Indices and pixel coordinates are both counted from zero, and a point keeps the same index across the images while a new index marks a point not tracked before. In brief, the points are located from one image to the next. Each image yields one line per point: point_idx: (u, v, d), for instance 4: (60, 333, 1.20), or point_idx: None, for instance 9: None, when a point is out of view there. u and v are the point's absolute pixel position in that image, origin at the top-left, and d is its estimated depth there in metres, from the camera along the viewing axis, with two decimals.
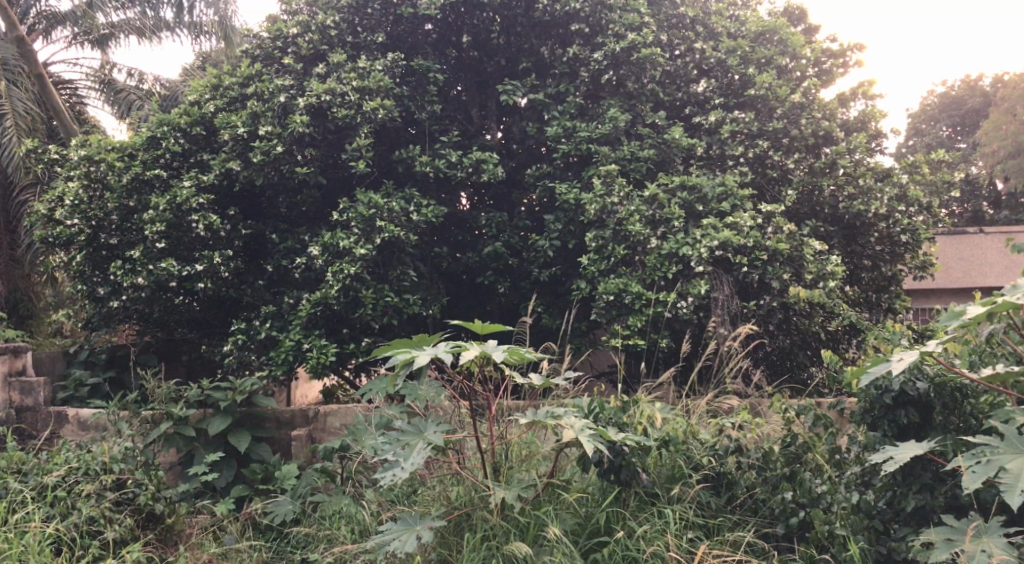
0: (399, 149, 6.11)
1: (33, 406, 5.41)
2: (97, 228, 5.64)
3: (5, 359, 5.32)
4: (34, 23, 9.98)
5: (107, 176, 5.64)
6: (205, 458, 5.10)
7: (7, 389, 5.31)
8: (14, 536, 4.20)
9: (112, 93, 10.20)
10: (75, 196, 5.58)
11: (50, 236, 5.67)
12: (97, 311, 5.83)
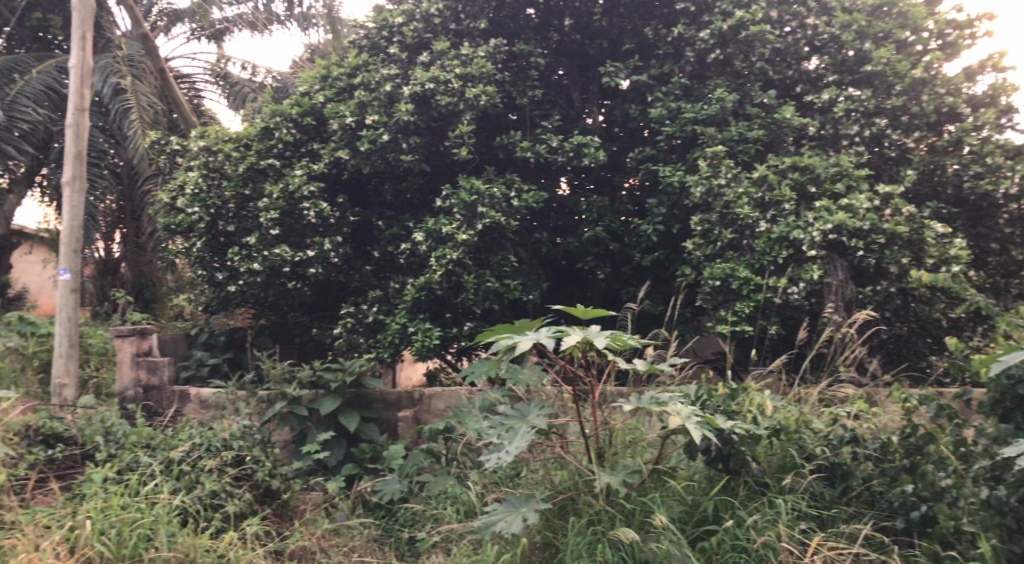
0: (500, 135, 6.12)
1: (160, 385, 5.67)
2: (216, 215, 5.83)
3: (134, 341, 5.67)
4: (156, 20, 10.44)
5: (225, 165, 5.85)
6: (318, 437, 5.24)
7: (135, 367, 5.62)
8: (145, 506, 4.53)
9: (228, 87, 10.60)
10: (195, 183, 5.78)
11: (173, 224, 5.98)
12: (216, 296, 6.09)
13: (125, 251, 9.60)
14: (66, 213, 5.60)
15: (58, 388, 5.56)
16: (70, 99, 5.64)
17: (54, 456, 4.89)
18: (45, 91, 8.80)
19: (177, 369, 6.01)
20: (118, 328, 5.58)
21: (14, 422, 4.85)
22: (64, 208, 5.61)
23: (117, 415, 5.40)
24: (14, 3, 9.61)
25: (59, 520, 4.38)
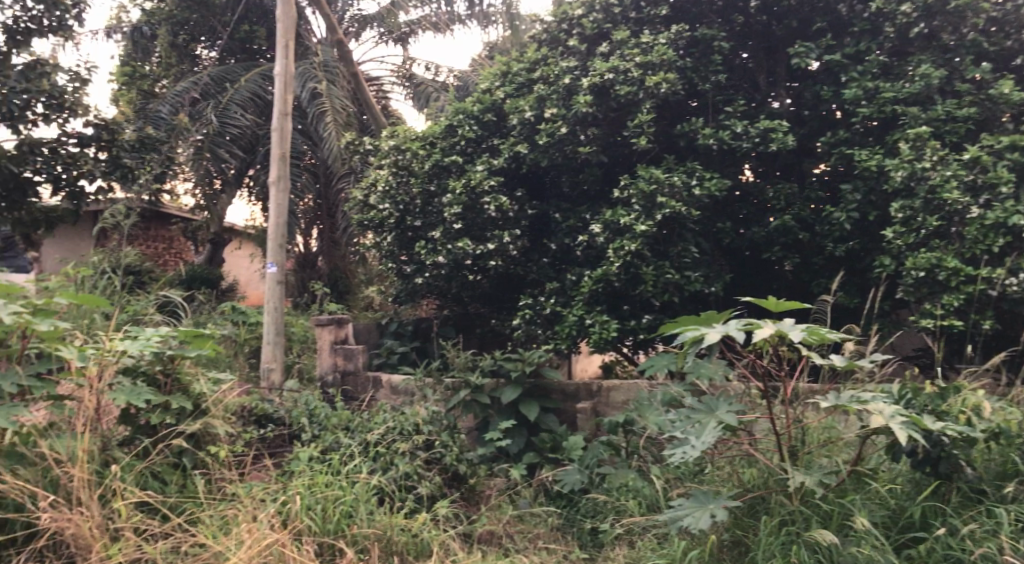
0: (680, 122, 6.03)
1: (355, 370, 6.01)
2: (404, 211, 6.13)
3: (333, 329, 6.06)
4: (348, 27, 11.10)
5: (413, 163, 6.12)
6: (500, 425, 5.39)
7: (334, 354, 6.01)
8: (347, 484, 4.86)
9: (413, 87, 11.10)
10: (386, 182, 6.11)
11: (366, 219, 6.36)
12: (404, 288, 6.44)
13: (322, 246, 10.43)
14: (273, 211, 6.02)
15: (267, 371, 6.07)
16: (274, 104, 6.05)
17: (267, 436, 5.41)
18: (253, 97, 10.40)
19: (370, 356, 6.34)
20: (318, 318, 5.99)
21: (233, 402, 5.36)
22: (270, 206, 6.04)
23: (319, 398, 5.81)
24: (227, 18, 11.60)
25: (273, 494, 4.79)
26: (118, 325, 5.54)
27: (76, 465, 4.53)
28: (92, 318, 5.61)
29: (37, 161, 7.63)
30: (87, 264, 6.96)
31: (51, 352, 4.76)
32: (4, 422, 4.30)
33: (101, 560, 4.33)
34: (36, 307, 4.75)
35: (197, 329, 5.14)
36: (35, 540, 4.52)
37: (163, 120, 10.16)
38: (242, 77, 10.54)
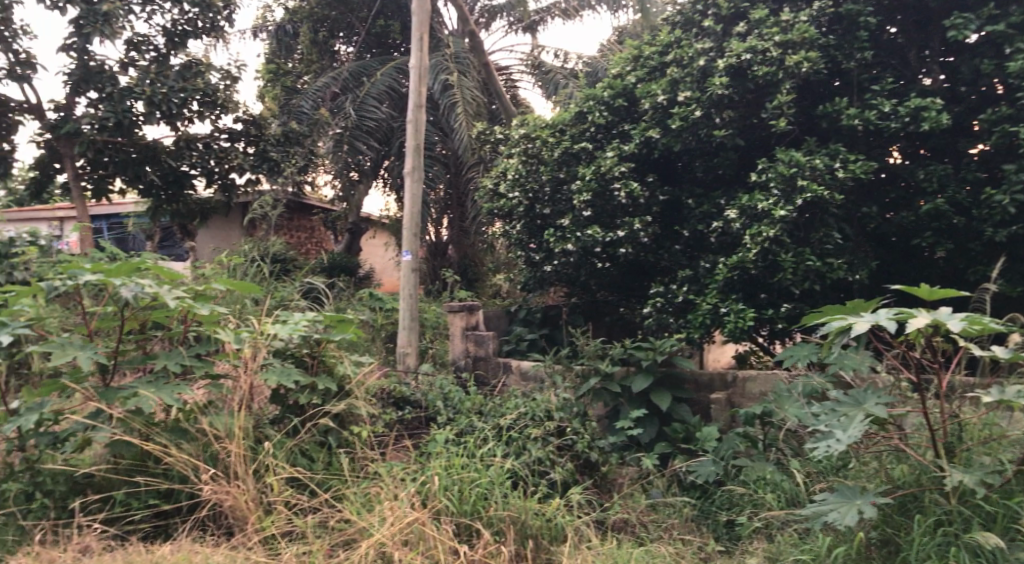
0: (823, 103, 5.84)
1: (486, 355, 6.16)
2: (533, 199, 6.35)
3: (464, 315, 6.23)
4: (479, 18, 11.35)
5: (542, 151, 6.33)
6: (631, 414, 5.37)
7: (466, 340, 6.18)
8: (482, 467, 4.98)
9: (542, 75, 11.19)
10: (515, 170, 6.39)
11: (494, 208, 6.71)
12: (532, 276, 6.59)
13: (453, 236, 10.83)
14: (408, 200, 6.14)
15: (402, 355, 6.31)
16: (410, 96, 6.18)
17: (405, 418, 5.62)
18: (388, 90, 10.63)
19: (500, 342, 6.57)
20: (451, 305, 6.18)
21: (374, 385, 5.60)
22: (405, 196, 6.18)
23: (454, 382, 5.99)
24: (364, 14, 12.20)
25: (412, 475, 4.97)
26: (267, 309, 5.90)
27: (233, 442, 4.85)
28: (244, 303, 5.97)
29: (192, 155, 9.64)
30: (240, 252, 7.45)
31: (210, 334, 5.12)
32: (170, 399, 4.65)
33: (256, 532, 4.67)
34: (196, 292, 5.09)
35: (341, 314, 5.39)
36: (198, 510, 4.89)
37: (305, 114, 10.62)
38: (377, 70, 10.78)
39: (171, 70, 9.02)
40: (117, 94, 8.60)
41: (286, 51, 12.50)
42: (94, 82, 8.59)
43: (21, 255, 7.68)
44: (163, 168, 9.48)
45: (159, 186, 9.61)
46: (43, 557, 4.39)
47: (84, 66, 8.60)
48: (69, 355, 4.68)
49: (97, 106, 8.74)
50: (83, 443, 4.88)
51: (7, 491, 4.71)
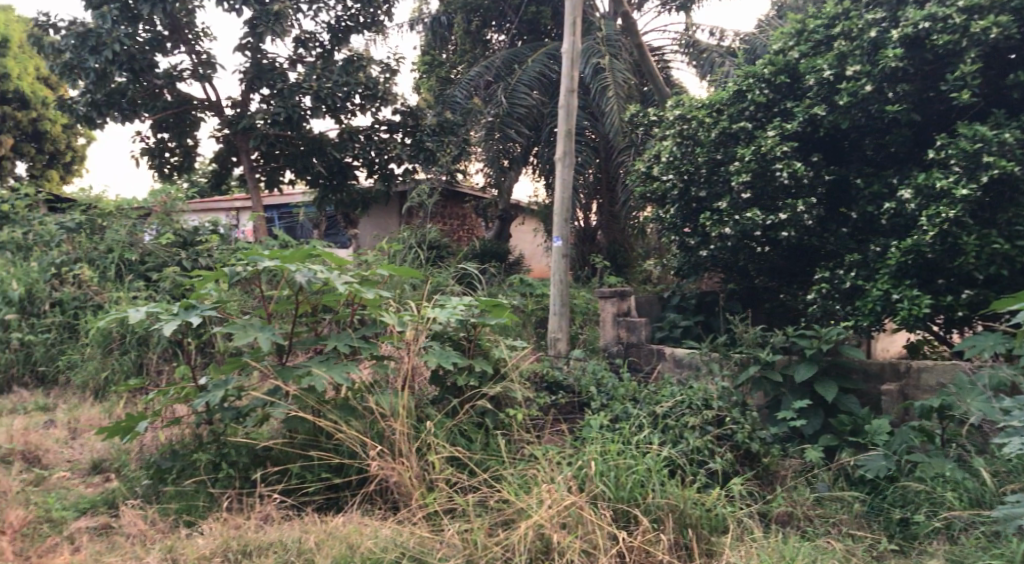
0: (1013, 71, 5.46)
1: (638, 342, 6.35)
2: (688, 181, 6.63)
3: (615, 301, 6.55)
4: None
5: (698, 132, 6.60)
6: (793, 405, 5.17)
7: (619, 326, 6.43)
8: (639, 454, 4.95)
9: (696, 54, 10.98)
10: (670, 152, 6.69)
11: (648, 192, 7.04)
12: (685, 260, 6.86)
13: (602, 220, 11.03)
14: (559, 187, 6.22)
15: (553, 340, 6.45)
16: (563, 82, 6.24)
17: (559, 402, 5.70)
18: (539, 76, 10.77)
19: (653, 329, 6.79)
20: (602, 291, 6.51)
21: (528, 368, 5.68)
22: (556, 182, 6.26)
23: (607, 367, 6.06)
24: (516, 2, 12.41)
25: (567, 459, 5.01)
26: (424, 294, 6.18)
27: (398, 421, 5.09)
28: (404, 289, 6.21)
29: (354, 147, 10.25)
30: (399, 239, 7.68)
31: (375, 318, 5.38)
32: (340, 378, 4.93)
33: (420, 508, 4.85)
34: (363, 278, 5.36)
35: (496, 299, 5.51)
36: (366, 485, 5.17)
37: (460, 104, 11.11)
38: (529, 57, 10.95)
39: (335, 65, 9.77)
40: (288, 90, 9.41)
41: (439, 43, 13.01)
42: (265, 79, 9.55)
43: (206, 243, 8.36)
44: (327, 160, 10.25)
45: (325, 176, 10.43)
46: (231, 523, 4.78)
47: (259, 64, 9.56)
48: (250, 335, 5.03)
49: (269, 101, 9.63)
50: (263, 418, 5.27)
51: (199, 460, 5.17)
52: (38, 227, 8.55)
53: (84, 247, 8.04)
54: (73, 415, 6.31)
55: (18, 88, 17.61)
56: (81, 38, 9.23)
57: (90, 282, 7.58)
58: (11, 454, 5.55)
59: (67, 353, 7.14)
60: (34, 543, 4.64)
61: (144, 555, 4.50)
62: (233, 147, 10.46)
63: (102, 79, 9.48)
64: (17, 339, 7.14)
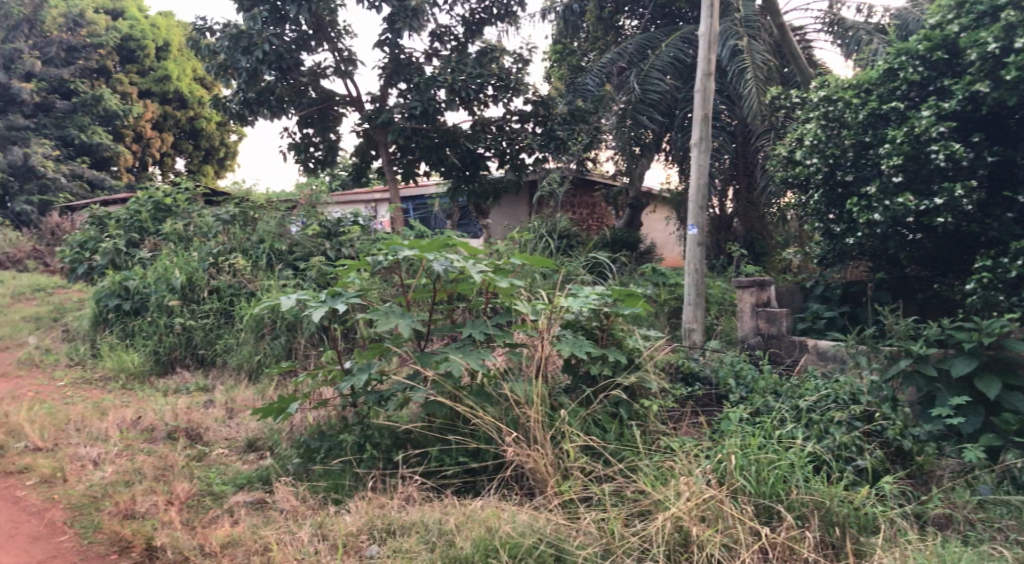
0: None
1: (779, 333, 6.26)
2: (834, 165, 6.79)
3: (754, 291, 6.44)
4: None
5: (845, 114, 6.71)
6: (951, 401, 4.92)
7: (757, 317, 6.33)
8: (782, 448, 4.81)
9: (841, 31, 10.56)
10: (814, 136, 6.85)
11: (791, 176, 7.26)
12: (832, 247, 7.11)
13: (739, 207, 11.15)
14: (694, 174, 6.58)
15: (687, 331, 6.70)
16: (699, 66, 6.57)
17: (696, 394, 5.67)
18: (674, 61, 10.74)
19: (795, 319, 6.83)
20: (740, 281, 6.44)
21: (663, 359, 5.63)
22: (692, 167, 6.61)
23: (745, 360, 5.99)
24: None
25: (705, 451, 4.91)
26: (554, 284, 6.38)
27: (533, 408, 5.13)
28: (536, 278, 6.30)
29: (487, 138, 10.42)
30: (530, 228, 7.88)
31: (508, 306, 5.44)
32: (476, 364, 5.04)
33: (556, 495, 4.86)
34: (497, 267, 5.44)
35: (630, 289, 5.46)
36: (503, 470, 5.25)
37: (591, 91, 11.00)
38: (664, 42, 10.89)
39: (469, 58, 10.03)
40: (424, 84, 9.73)
41: (571, 31, 12.70)
42: (403, 74, 10.05)
43: (348, 233, 8.89)
44: (461, 152, 10.46)
45: (458, 167, 10.66)
46: (376, 502, 4.98)
47: (397, 59, 10.03)
48: (391, 322, 5.20)
49: (407, 95, 10.04)
50: (403, 402, 5.47)
51: (345, 440, 5.42)
52: (196, 219, 9.17)
53: (237, 238, 8.60)
54: (229, 395, 6.72)
55: (176, 89, 20.06)
56: (234, 39, 9.64)
57: (243, 270, 8.06)
58: (177, 431, 5.99)
59: (223, 337, 7.56)
60: (199, 513, 5.00)
61: (297, 529, 4.75)
62: (371, 141, 10.96)
63: (253, 79, 9.90)
64: (180, 324, 7.56)
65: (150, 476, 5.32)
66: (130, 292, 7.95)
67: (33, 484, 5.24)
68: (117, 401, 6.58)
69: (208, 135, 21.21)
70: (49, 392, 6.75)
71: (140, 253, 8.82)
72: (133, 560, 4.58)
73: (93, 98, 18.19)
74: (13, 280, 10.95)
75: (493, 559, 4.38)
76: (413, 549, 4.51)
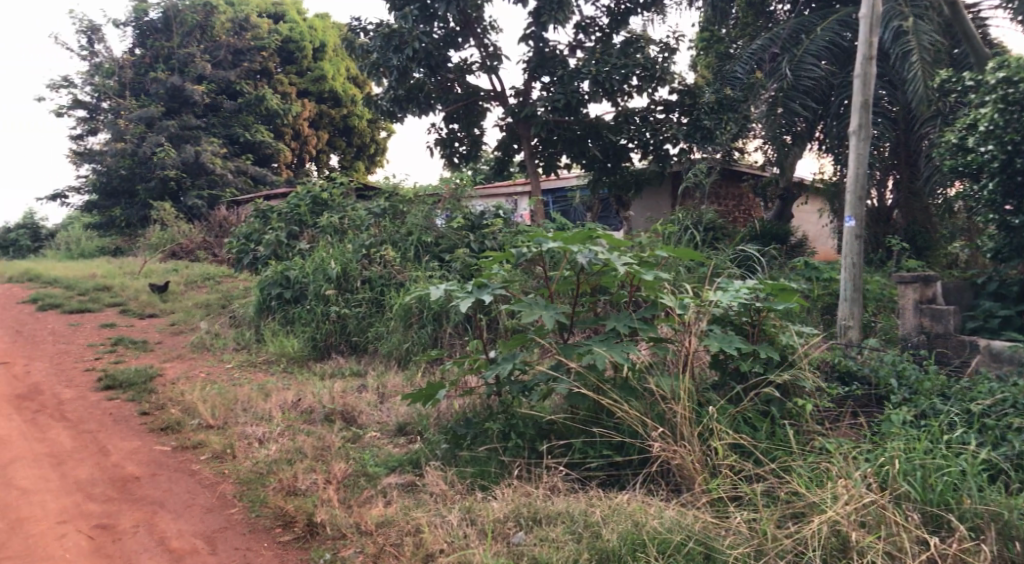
0: None
1: (944, 332, 5.98)
2: (1013, 152, 6.41)
3: (917, 288, 6.18)
4: None
5: None
6: None
7: (921, 315, 6.07)
8: (951, 454, 4.55)
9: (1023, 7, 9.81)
10: (991, 121, 6.48)
11: (961, 164, 6.96)
12: (1010, 242, 6.80)
13: (900, 198, 10.84)
14: (852, 160, 6.65)
15: (843, 327, 6.69)
16: (859, 49, 6.55)
17: (854, 394, 5.47)
18: (830, 45, 10.07)
19: (965, 318, 6.72)
20: (902, 276, 6.20)
21: (816, 356, 5.46)
22: (850, 155, 6.67)
23: (907, 359, 5.73)
24: None
25: (865, 454, 4.70)
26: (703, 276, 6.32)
27: (680, 404, 5.05)
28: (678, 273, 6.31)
29: (630, 129, 10.96)
30: (675, 220, 7.90)
31: (653, 299, 5.38)
32: (621, 358, 4.99)
33: (704, 492, 4.78)
34: (642, 260, 5.35)
35: (783, 283, 5.28)
36: (648, 465, 5.19)
37: (739, 80, 10.70)
38: (818, 26, 10.18)
39: (614, 48, 10.23)
40: (568, 77, 10.19)
41: (720, 18, 12.30)
42: (547, 67, 10.56)
43: (491, 226, 8.92)
44: (603, 143, 11.15)
45: (600, 159, 11.32)
46: (522, 490, 5.04)
47: (541, 53, 10.62)
48: (535, 314, 5.23)
49: (551, 87, 10.57)
50: (547, 393, 5.51)
51: (491, 428, 5.55)
52: (350, 214, 9.67)
53: (388, 230, 8.99)
54: (381, 381, 6.99)
55: (332, 88, 21.66)
56: (386, 39, 10.14)
57: (394, 263, 8.37)
58: (334, 414, 6.32)
59: (375, 326, 7.87)
60: (355, 493, 5.24)
61: (447, 513, 4.86)
62: (514, 135, 11.55)
63: (404, 77, 10.36)
64: (336, 312, 7.95)
65: (310, 456, 5.63)
66: (291, 281, 8.48)
67: (206, 459, 5.67)
68: (279, 383, 6.99)
69: (360, 132, 22.81)
70: (219, 373, 7.29)
71: (299, 245, 9.62)
72: (296, 533, 4.87)
73: (257, 99, 19.70)
74: (184, 268, 11.91)
75: (641, 553, 4.34)
76: (560, 539, 4.52)
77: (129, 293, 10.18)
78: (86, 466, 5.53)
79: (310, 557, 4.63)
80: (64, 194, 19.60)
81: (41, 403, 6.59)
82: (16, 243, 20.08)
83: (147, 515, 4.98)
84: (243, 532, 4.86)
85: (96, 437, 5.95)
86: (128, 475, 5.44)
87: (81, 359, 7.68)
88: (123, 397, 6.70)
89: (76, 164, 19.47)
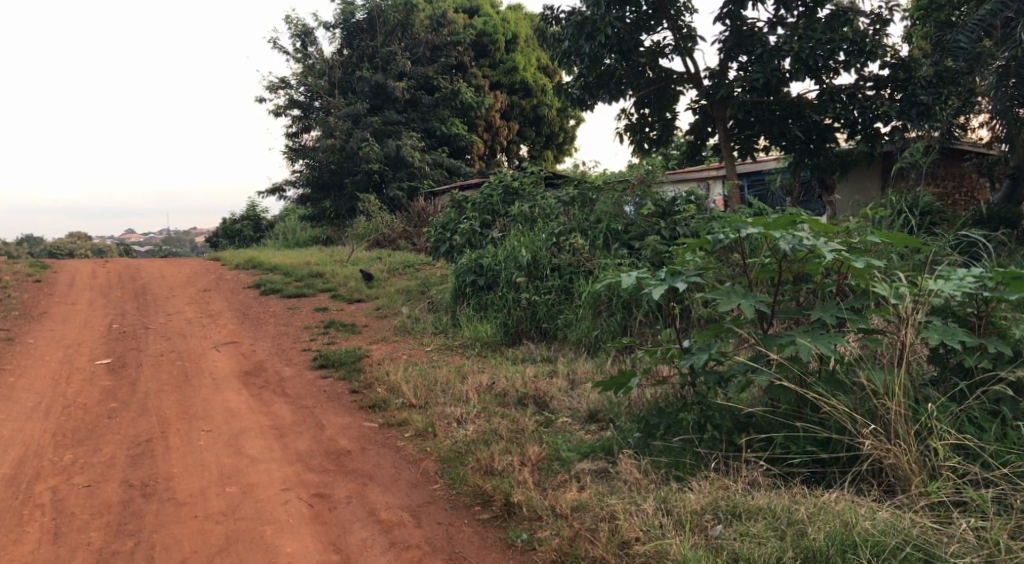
0: None
1: None
2: None
3: None
4: None
5: None
6: None
7: None
8: None
9: None
10: None
11: None
12: None
13: None
14: None
15: None
16: None
17: None
18: None
19: None
20: None
21: None
22: None
23: None
24: None
25: None
26: (922, 264, 5.92)
27: (894, 400, 4.75)
28: (892, 260, 5.93)
29: (836, 107, 10.36)
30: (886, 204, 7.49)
31: (865, 288, 5.05)
32: (828, 350, 4.69)
33: (922, 495, 4.46)
34: (852, 246, 5.04)
35: (1017, 270, 4.63)
36: (857, 464, 4.90)
37: (964, 50, 10.03)
38: None
39: (819, 24, 9.76)
40: (768, 55, 9.86)
41: None
42: (746, 46, 10.28)
43: (683, 213, 8.78)
44: (806, 123, 10.50)
45: (802, 140, 10.68)
46: (719, 483, 4.87)
47: (739, 32, 10.32)
48: (733, 302, 5.01)
49: (748, 67, 10.33)
50: (745, 385, 5.28)
51: (686, 420, 5.38)
52: (540, 202, 9.95)
53: (577, 219, 9.14)
54: (572, 367, 7.10)
55: (522, 79, 22.92)
56: (579, 26, 10.32)
57: (583, 250, 8.45)
58: (526, 398, 6.50)
59: (564, 313, 8.03)
60: (550, 476, 5.32)
61: (642, 502, 4.78)
62: (707, 117, 11.39)
63: (594, 62, 10.63)
64: (526, 299, 8.17)
65: (504, 438, 5.81)
66: (484, 269, 8.86)
67: (410, 437, 6.01)
68: (475, 366, 7.29)
69: (550, 122, 24.39)
70: (419, 356, 7.69)
71: (493, 234, 9.99)
72: (494, 512, 5.03)
73: (452, 93, 20.73)
74: (387, 257, 12.63)
75: (851, 553, 4.07)
76: (762, 535, 4.31)
77: (339, 279, 10.97)
78: (303, 439, 6.02)
79: (508, 536, 4.78)
80: (282, 187, 21.30)
81: (265, 379, 7.25)
82: (240, 233, 22.14)
83: (359, 487, 5.33)
84: (446, 508, 5.10)
85: (312, 413, 6.47)
86: (341, 449, 5.85)
87: (298, 340, 8.36)
88: (335, 376, 7.23)
89: (292, 160, 21.25)
